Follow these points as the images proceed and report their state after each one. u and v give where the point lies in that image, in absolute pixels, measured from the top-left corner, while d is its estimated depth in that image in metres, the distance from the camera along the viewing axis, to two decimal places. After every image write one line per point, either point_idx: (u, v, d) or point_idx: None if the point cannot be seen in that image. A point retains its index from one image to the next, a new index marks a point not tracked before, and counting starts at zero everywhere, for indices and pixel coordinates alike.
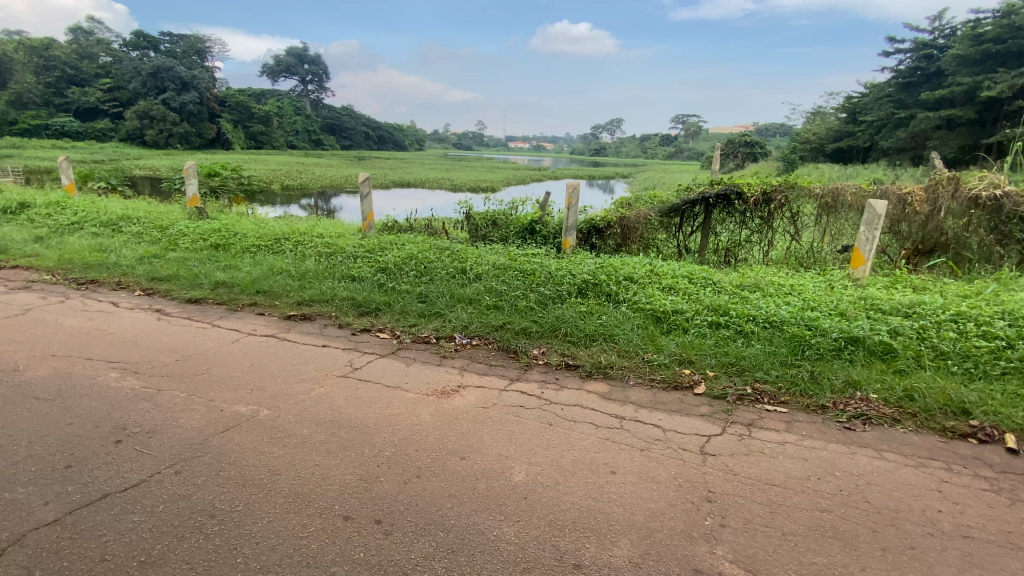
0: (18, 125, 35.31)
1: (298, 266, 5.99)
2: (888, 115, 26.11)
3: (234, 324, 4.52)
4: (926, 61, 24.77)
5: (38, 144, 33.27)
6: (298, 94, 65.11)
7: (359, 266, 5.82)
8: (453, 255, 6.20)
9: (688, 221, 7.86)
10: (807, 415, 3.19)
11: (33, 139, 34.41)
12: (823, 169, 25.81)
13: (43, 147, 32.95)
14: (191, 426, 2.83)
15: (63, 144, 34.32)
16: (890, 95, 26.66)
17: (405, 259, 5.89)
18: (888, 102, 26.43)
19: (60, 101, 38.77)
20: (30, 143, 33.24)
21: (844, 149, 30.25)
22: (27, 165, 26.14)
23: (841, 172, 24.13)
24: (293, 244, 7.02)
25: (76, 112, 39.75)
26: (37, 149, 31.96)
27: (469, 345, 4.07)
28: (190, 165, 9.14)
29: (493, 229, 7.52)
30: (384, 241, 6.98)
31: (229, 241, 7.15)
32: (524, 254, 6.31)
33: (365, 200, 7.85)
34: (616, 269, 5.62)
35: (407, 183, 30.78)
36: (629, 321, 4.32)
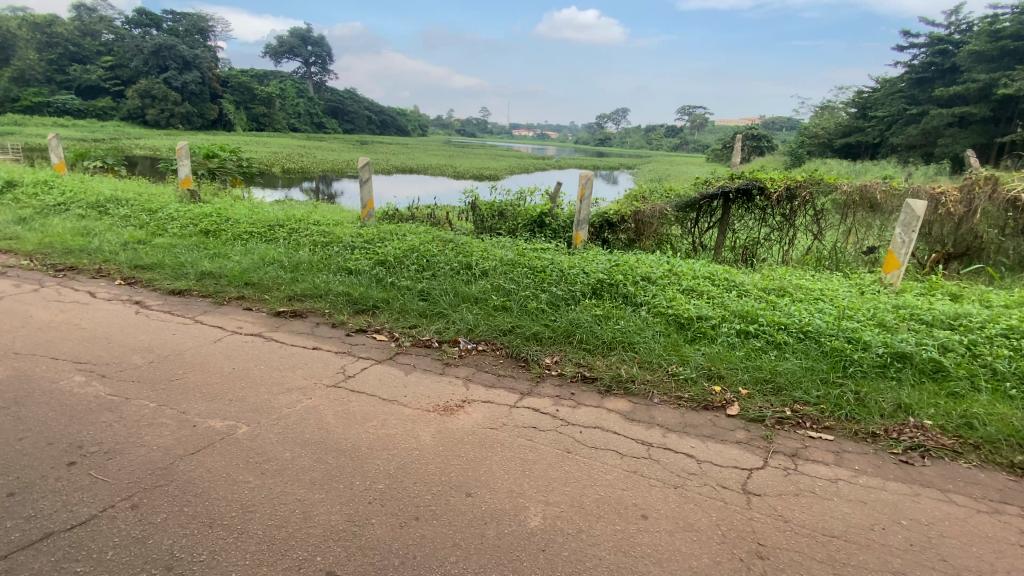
0: (18, 101, 34.62)
1: (292, 256, 5.60)
2: (901, 111, 25.55)
3: (218, 320, 4.15)
4: (941, 56, 24.16)
5: (39, 122, 32.67)
6: (301, 76, 64.12)
7: (356, 257, 5.44)
8: (457, 248, 5.81)
9: (705, 217, 7.44)
10: (857, 445, 2.85)
11: (33, 115, 33.85)
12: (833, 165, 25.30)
13: (44, 124, 32.40)
14: (157, 446, 2.47)
15: (63, 122, 33.69)
16: (902, 91, 26.07)
17: (406, 251, 5.51)
18: (901, 97, 25.84)
19: (61, 78, 38.02)
20: (30, 119, 32.72)
21: (853, 145, 29.70)
22: (25, 141, 25.68)
23: (852, 168, 23.63)
24: (288, 232, 6.62)
25: (77, 89, 39.03)
26: (37, 127, 31.37)
27: (475, 351, 3.70)
28: (182, 144, 8.71)
29: (500, 221, 7.13)
30: (384, 231, 6.59)
31: (220, 226, 6.76)
32: (534, 249, 5.93)
33: (365, 187, 7.44)
34: (632, 267, 5.24)
35: (409, 169, 30.27)
36: (650, 328, 3.94)
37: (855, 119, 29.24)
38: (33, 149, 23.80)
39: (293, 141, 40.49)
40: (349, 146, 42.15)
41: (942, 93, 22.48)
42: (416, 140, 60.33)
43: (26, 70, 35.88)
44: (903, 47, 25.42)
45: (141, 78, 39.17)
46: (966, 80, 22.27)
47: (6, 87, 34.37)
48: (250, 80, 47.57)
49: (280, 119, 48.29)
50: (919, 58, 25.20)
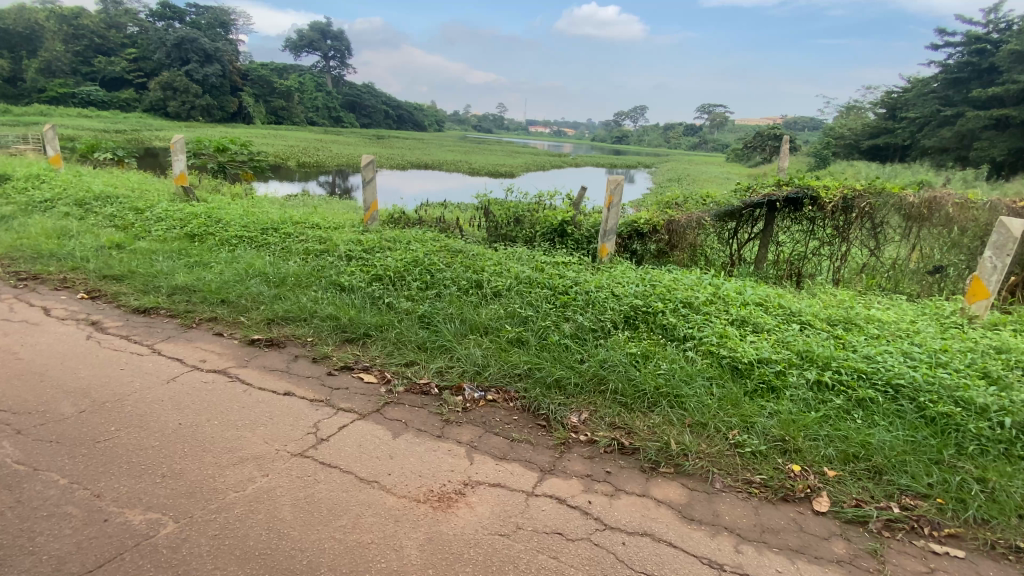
0: (43, 91, 34.62)
1: (280, 266, 4.95)
2: (934, 112, 24.23)
3: (180, 349, 3.50)
4: (978, 56, 22.81)
5: (63, 112, 32.67)
6: (320, 70, 63.87)
7: (352, 271, 4.76)
8: (467, 261, 5.11)
9: (746, 226, 6.67)
10: (997, 566, 2.09)
11: (57, 105, 33.93)
12: (864, 168, 24.11)
13: (68, 113, 32.47)
14: (45, 557, 1.81)
15: (86, 113, 33.64)
16: (935, 91, 24.77)
17: (408, 264, 4.82)
18: (934, 99, 24.53)
19: (85, 69, 37.95)
20: (55, 109, 32.81)
21: (882, 147, 28.39)
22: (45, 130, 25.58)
23: (882, 171, 22.51)
24: (281, 237, 5.97)
25: (101, 80, 38.98)
26: (61, 116, 31.34)
27: (483, 400, 2.98)
28: (178, 138, 8.11)
29: (516, 228, 6.40)
30: (386, 239, 5.92)
31: (209, 229, 6.15)
32: (554, 263, 5.21)
33: (369, 188, 6.78)
34: (669, 290, 4.48)
35: (425, 164, 29.66)
36: (701, 375, 3.20)
37: (884, 120, 27.89)
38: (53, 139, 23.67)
39: (310, 134, 40.15)
40: (366, 140, 41.65)
41: (979, 95, 21.22)
42: (432, 135, 59.73)
43: (51, 61, 35.79)
44: (937, 46, 24.14)
45: (163, 70, 39.09)
46: (1004, 82, 20.98)
47: (32, 78, 34.40)
48: (268, 73, 47.37)
49: (298, 112, 48.02)
50: (954, 58, 23.91)
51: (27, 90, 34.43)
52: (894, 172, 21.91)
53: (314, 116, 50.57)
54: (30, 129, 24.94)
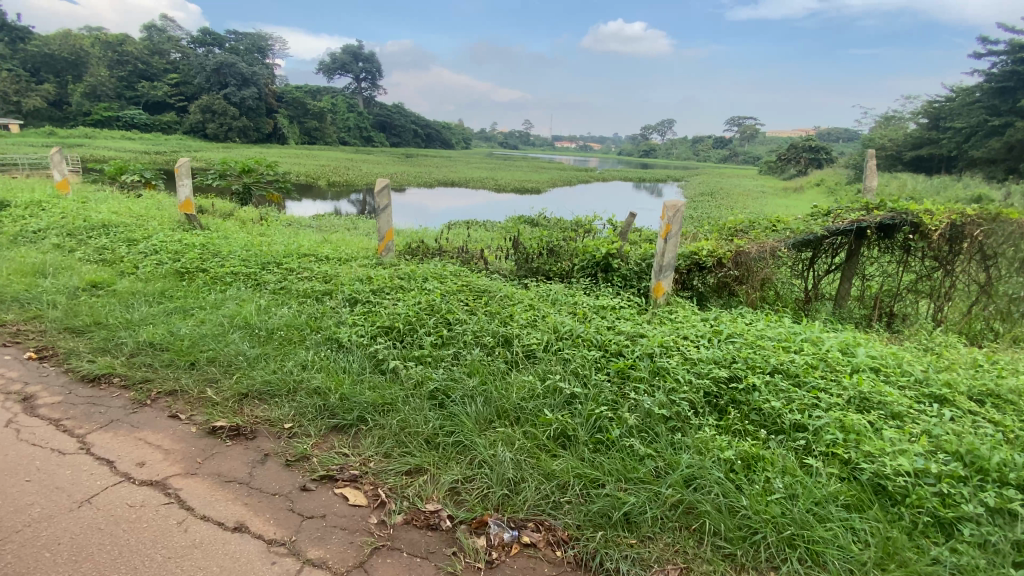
0: (89, 115, 35.53)
1: (270, 314, 4.12)
2: (981, 122, 22.41)
3: (117, 444, 2.67)
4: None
5: (106, 135, 33.43)
6: (351, 91, 64.84)
7: (352, 320, 3.88)
8: (493, 306, 4.19)
9: (824, 257, 5.66)
10: None
11: (105, 129, 34.96)
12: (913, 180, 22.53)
13: (113, 136, 33.37)
14: None
15: (129, 135, 34.39)
16: (980, 101, 22.99)
17: (419, 312, 3.92)
18: (980, 108, 22.71)
19: (130, 94, 38.88)
20: (102, 132, 33.80)
21: (926, 158, 26.53)
22: (88, 153, 26.14)
23: (931, 183, 20.93)
24: (281, 273, 5.19)
25: (145, 104, 39.97)
26: (104, 139, 32.01)
27: (516, 545, 2.05)
28: (182, 161, 7.48)
29: (548, 260, 5.37)
30: (399, 276, 5.08)
31: (203, 264, 5.42)
32: (600, 309, 4.25)
33: (383, 215, 5.98)
34: (752, 351, 3.48)
35: (451, 182, 29.13)
36: (835, 504, 2.27)
37: (927, 129, 26.04)
38: (93, 160, 24.10)
39: (341, 154, 40.29)
40: (394, 158, 41.82)
41: None
42: (459, 153, 59.78)
43: (97, 86, 36.75)
44: (985, 53, 22.61)
45: (202, 94, 40.00)
46: None
47: (79, 102, 35.39)
48: (300, 94, 48.06)
49: (330, 132, 48.38)
50: (996, 67, 22.20)
51: (74, 114, 35.40)
52: (942, 184, 20.24)
53: (345, 136, 51.23)
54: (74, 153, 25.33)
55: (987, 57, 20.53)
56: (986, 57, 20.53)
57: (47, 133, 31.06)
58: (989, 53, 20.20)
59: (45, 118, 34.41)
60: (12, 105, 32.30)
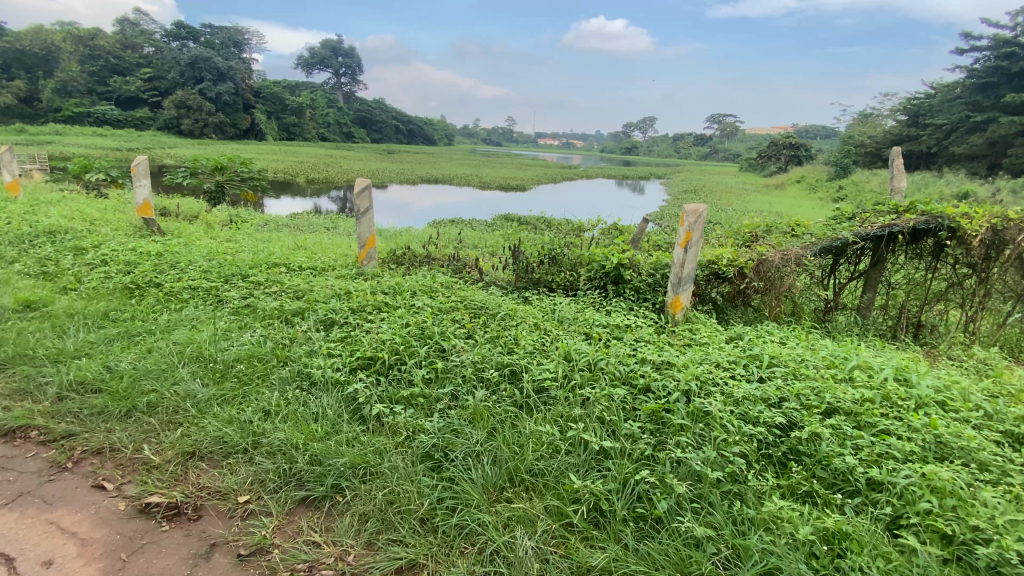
0: (59, 111, 33.73)
1: (231, 342, 3.50)
2: (962, 118, 22.51)
3: (18, 532, 2.05)
4: (1008, 60, 21.04)
5: (77, 132, 31.81)
6: (331, 86, 63.29)
7: (326, 349, 3.27)
8: (493, 328, 3.62)
9: (847, 263, 5.20)
10: None
11: (74, 125, 33.30)
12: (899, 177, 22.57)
13: (83, 133, 31.81)
14: None
15: (102, 132, 32.80)
16: (961, 97, 23.17)
17: (407, 337, 3.32)
18: (962, 104, 22.82)
19: (102, 88, 37.04)
20: (72, 128, 32.22)
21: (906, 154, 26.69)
22: (54, 150, 24.71)
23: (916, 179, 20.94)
24: (248, 288, 4.55)
25: (117, 99, 38.19)
26: (75, 137, 30.42)
27: None
28: (140, 160, 6.68)
29: (551, 269, 4.82)
30: (384, 289, 4.49)
31: (158, 278, 4.73)
32: (615, 329, 3.72)
33: (363, 219, 5.35)
34: (801, 385, 2.97)
35: (435, 179, 28.41)
36: None
37: (906, 126, 26.16)
38: (59, 158, 22.79)
39: (321, 150, 39.13)
40: (376, 154, 40.90)
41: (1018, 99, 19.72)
42: (442, 149, 58.88)
43: (68, 81, 34.87)
44: (964, 50, 22.76)
45: (177, 89, 38.45)
46: None
47: (50, 98, 33.55)
48: (279, 88, 46.63)
49: (311, 128, 47.08)
50: (982, 62, 22.33)
51: (44, 110, 33.58)
52: (924, 181, 20.25)
53: (326, 131, 50.00)
54: (39, 149, 23.83)
55: (968, 54, 20.61)
56: (967, 54, 20.61)
57: (14, 130, 29.35)
58: (970, 50, 20.27)
59: (11, 114, 32.65)
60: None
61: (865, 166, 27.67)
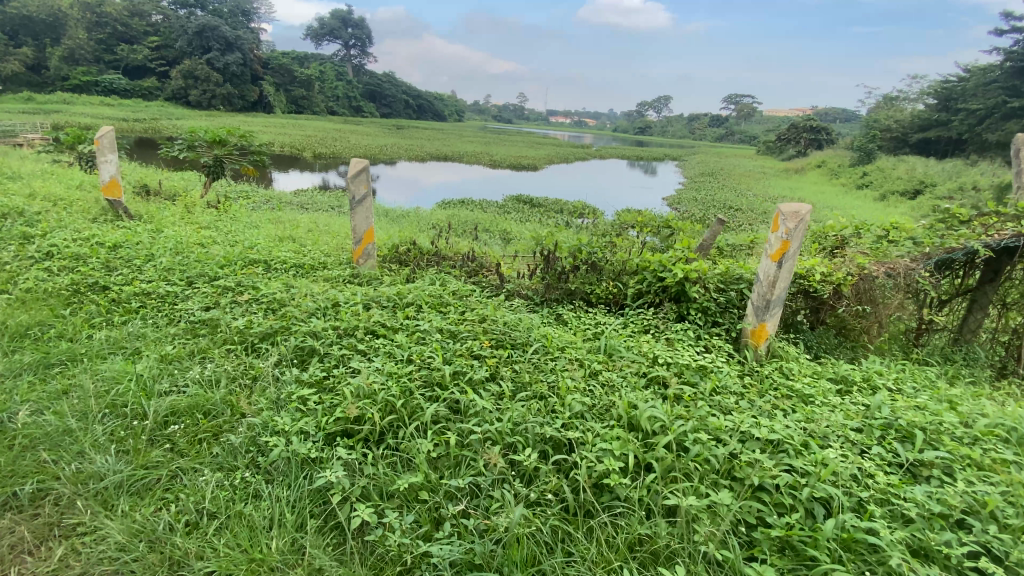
0: (67, 79, 32.53)
1: (173, 381, 2.60)
2: (997, 104, 20.78)
3: None
4: None
5: (83, 101, 30.65)
6: (340, 58, 61.34)
7: (296, 402, 2.37)
8: (523, 367, 2.70)
9: (952, 277, 4.19)
10: None
11: (81, 93, 32.16)
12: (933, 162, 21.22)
13: (89, 102, 30.70)
14: None
15: (108, 102, 31.61)
16: (996, 81, 21.27)
17: (406, 385, 2.40)
18: (997, 88, 21.01)
19: (109, 56, 35.57)
20: (78, 97, 31.09)
21: (934, 140, 25.05)
22: (56, 120, 23.67)
23: (953, 166, 19.64)
24: (215, 295, 3.65)
25: (125, 68, 36.96)
26: (80, 106, 29.20)
27: None
28: (103, 131, 5.71)
29: (590, 277, 3.88)
30: (382, 300, 3.58)
31: (105, 279, 3.82)
32: (684, 371, 2.81)
33: (360, 209, 4.39)
34: (979, 484, 2.06)
35: (444, 156, 27.26)
36: None
37: (935, 110, 24.35)
38: (57, 127, 21.72)
39: (329, 125, 37.77)
40: (384, 129, 39.68)
41: None
42: (452, 125, 57.41)
43: (75, 48, 33.35)
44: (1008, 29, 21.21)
45: (184, 59, 37.04)
46: None
47: (55, 65, 32.13)
48: (285, 60, 45.08)
49: (320, 101, 45.68)
50: (1021, 45, 20.53)
51: (50, 77, 32.03)
52: (959, 169, 18.74)
53: (334, 105, 48.62)
54: (43, 118, 22.81)
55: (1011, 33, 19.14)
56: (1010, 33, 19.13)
57: (21, 98, 28.20)
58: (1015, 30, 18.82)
59: (19, 83, 31.24)
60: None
61: (889, 152, 25.99)
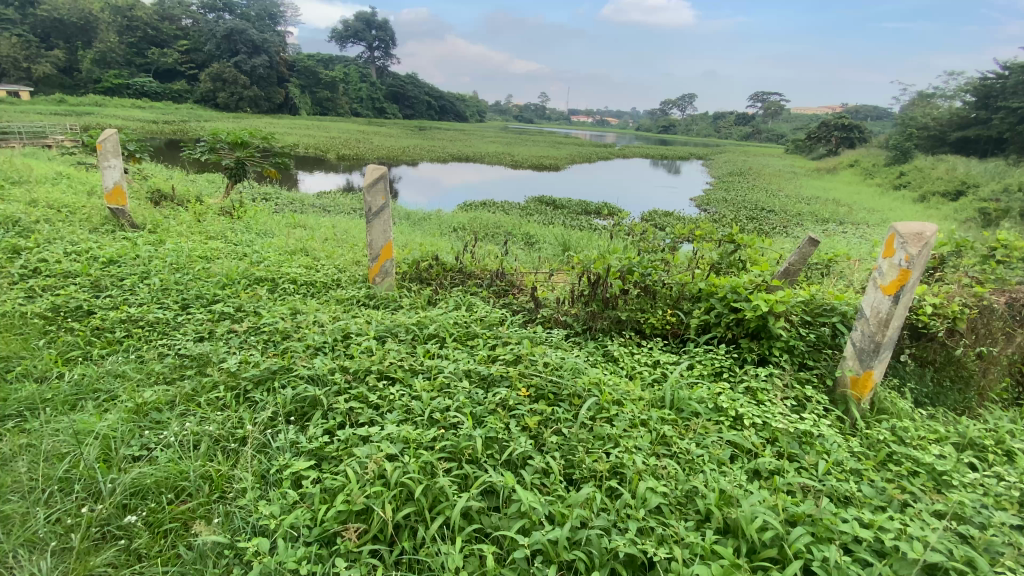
0: (101, 83, 33.06)
1: (144, 444, 2.12)
2: None
3: None
4: None
5: (116, 104, 31.14)
6: (364, 59, 61.61)
7: (289, 484, 1.85)
8: (575, 430, 2.15)
9: None
10: None
11: (114, 97, 32.65)
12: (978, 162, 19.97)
13: (122, 105, 31.21)
14: None
15: (139, 104, 32.08)
16: None
17: (430, 463, 1.87)
18: None
19: (140, 60, 36.15)
20: (111, 100, 31.55)
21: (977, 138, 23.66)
22: (88, 121, 23.94)
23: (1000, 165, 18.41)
24: (211, 323, 3.17)
25: (156, 72, 37.50)
26: (112, 108, 29.64)
27: None
28: (107, 134, 5.31)
29: (642, 302, 3.31)
30: (400, 330, 3.07)
31: (92, 302, 3.38)
32: (776, 437, 2.22)
33: (377, 222, 3.89)
34: None
35: (465, 156, 26.89)
36: None
37: (975, 108, 22.90)
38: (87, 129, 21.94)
39: (352, 126, 37.81)
40: (405, 130, 39.59)
41: None
42: (473, 125, 57.14)
43: (107, 52, 33.80)
44: None
45: (212, 62, 37.43)
46: None
47: (90, 69, 32.68)
48: (310, 61, 45.32)
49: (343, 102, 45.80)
50: None
51: (84, 81, 32.61)
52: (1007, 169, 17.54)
53: (358, 106, 48.81)
54: (76, 121, 23.11)
55: None
56: None
57: (56, 101, 28.74)
58: None
59: (54, 86, 31.73)
60: (20, 70, 29.79)
61: (926, 151, 24.57)
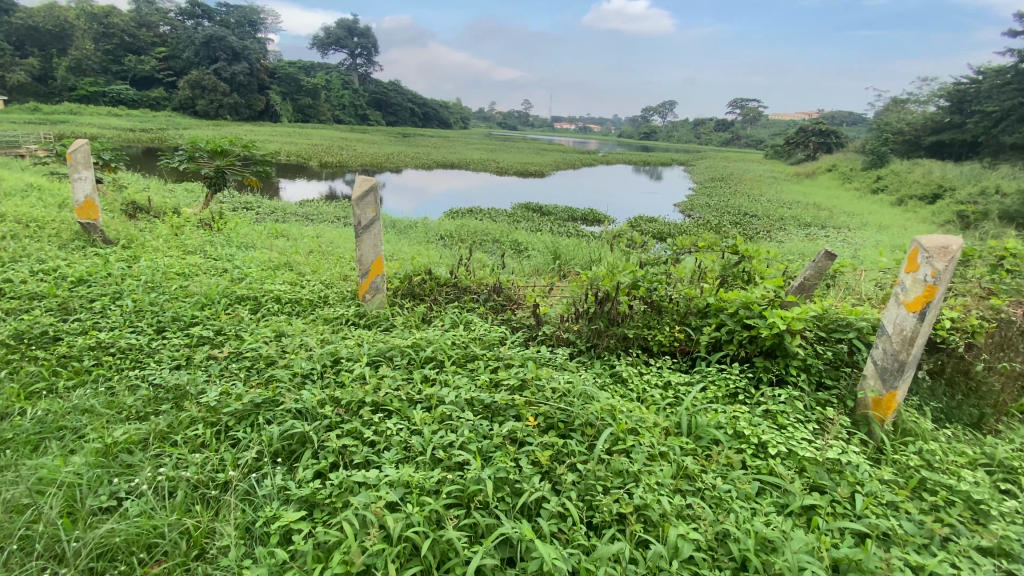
0: (75, 90, 32.20)
1: (112, 492, 1.89)
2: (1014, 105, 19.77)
3: None
4: None
5: (91, 112, 30.35)
6: (346, 67, 61.19)
7: (277, 540, 1.65)
8: (592, 466, 1.97)
9: None
10: None
11: (89, 104, 31.82)
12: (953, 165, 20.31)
13: (97, 113, 30.42)
14: None
15: (116, 113, 31.30)
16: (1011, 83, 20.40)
17: (436, 512, 1.68)
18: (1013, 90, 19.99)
19: (117, 67, 35.34)
20: (86, 108, 30.73)
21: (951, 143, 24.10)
22: (61, 130, 23.23)
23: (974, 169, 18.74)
24: (190, 349, 2.94)
25: (133, 79, 36.69)
26: (87, 117, 28.85)
27: None
28: (77, 144, 5.05)
29: (649, 318, 3.17)
30: (395, 354, 2.87)
31: (58, 326, 3.12)
32: (804, 467, 2.08)
33: (367, 237, 3.69)
34: None
35: (451, 164, 26.69)
36: None
37: (949, 113, 23.34)
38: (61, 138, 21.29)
39: (335, 133, 37.42)
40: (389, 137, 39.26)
41: None
42: (458, 132, 57.01)
43: (82, 60, 32.98)
44: None
45: (191, 69, 36.76)
46: None
47: (64, 76, 31.82)
48: (292, 68, 44.81)
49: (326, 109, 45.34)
50: None
51: (58, 89, 31.75)
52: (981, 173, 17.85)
53: (341, 114, 48.39)
54: (49, 130, 22.41)
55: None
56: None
57: (29, 109, 27.90)
58: None
59: (27, 94, 30.83)
60: None
61: (902, 155, 25.01)
